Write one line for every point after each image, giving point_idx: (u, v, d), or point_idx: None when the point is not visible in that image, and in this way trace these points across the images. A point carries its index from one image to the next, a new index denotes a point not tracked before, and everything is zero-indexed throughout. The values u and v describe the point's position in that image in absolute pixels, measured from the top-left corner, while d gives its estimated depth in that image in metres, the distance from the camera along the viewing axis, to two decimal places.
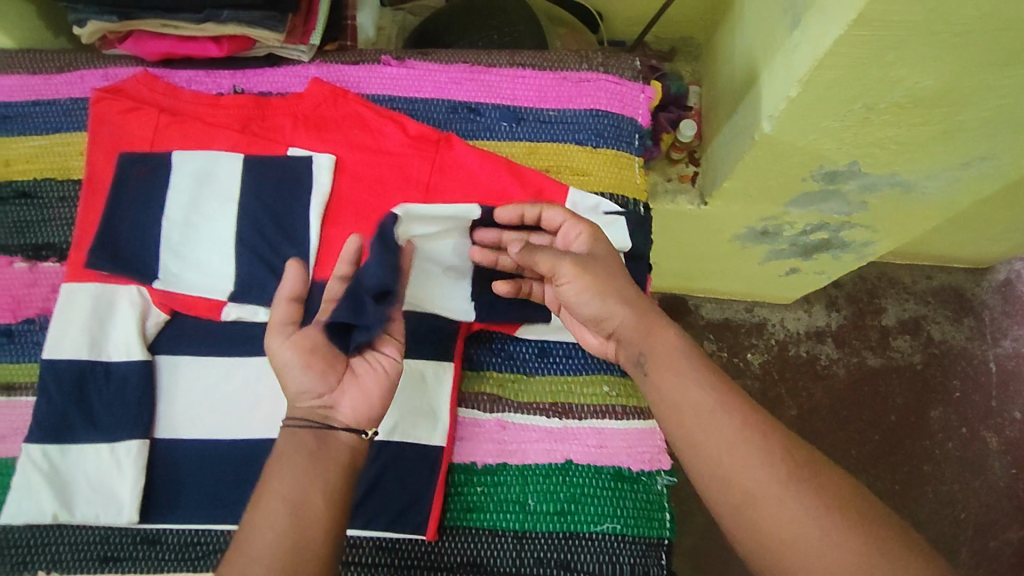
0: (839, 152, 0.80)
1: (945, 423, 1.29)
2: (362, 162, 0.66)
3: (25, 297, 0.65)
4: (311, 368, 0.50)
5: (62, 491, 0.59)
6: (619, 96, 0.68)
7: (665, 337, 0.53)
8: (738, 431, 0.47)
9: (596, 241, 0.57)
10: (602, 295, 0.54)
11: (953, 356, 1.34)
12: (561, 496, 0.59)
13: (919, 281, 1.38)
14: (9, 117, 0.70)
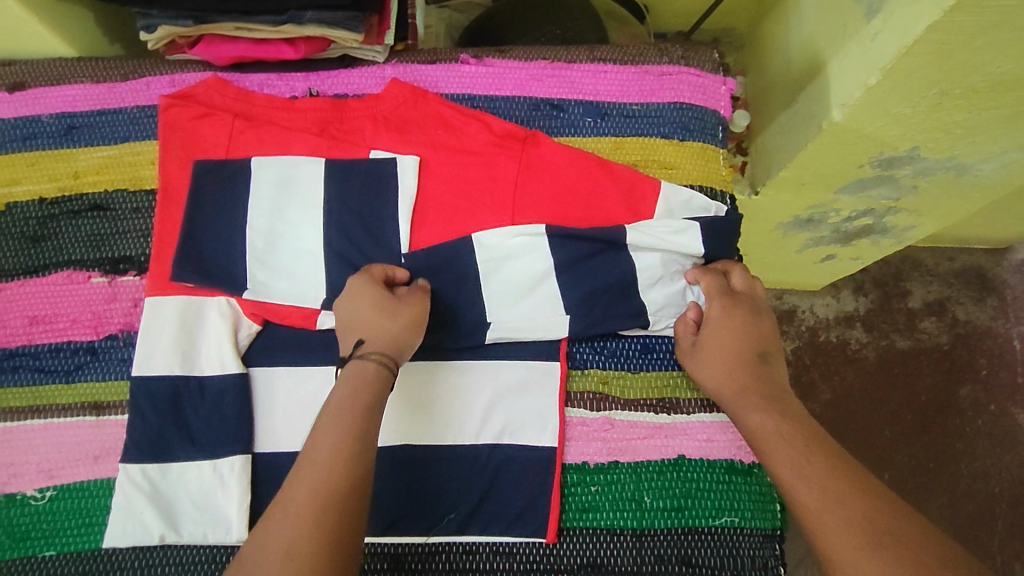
0: (903, 137, 0.81)
1: (976, 401, 1.31)
2: (447, 162, 0.65)
3: (106, 314, 0.63)
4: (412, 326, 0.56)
5: (167, 510, 0.57)
6: (702, 89, 0.69)
7: (756, 418, 0.54)
8: (828, 492, 0.48)
9: (727, 316, 0.58)
10: (710, 377, 0.58)
11: (978, 335, 1.35)
12: (677, 491, 0.58)
13: (941, 263, 1.39)
14: (75, 128, 0.68)
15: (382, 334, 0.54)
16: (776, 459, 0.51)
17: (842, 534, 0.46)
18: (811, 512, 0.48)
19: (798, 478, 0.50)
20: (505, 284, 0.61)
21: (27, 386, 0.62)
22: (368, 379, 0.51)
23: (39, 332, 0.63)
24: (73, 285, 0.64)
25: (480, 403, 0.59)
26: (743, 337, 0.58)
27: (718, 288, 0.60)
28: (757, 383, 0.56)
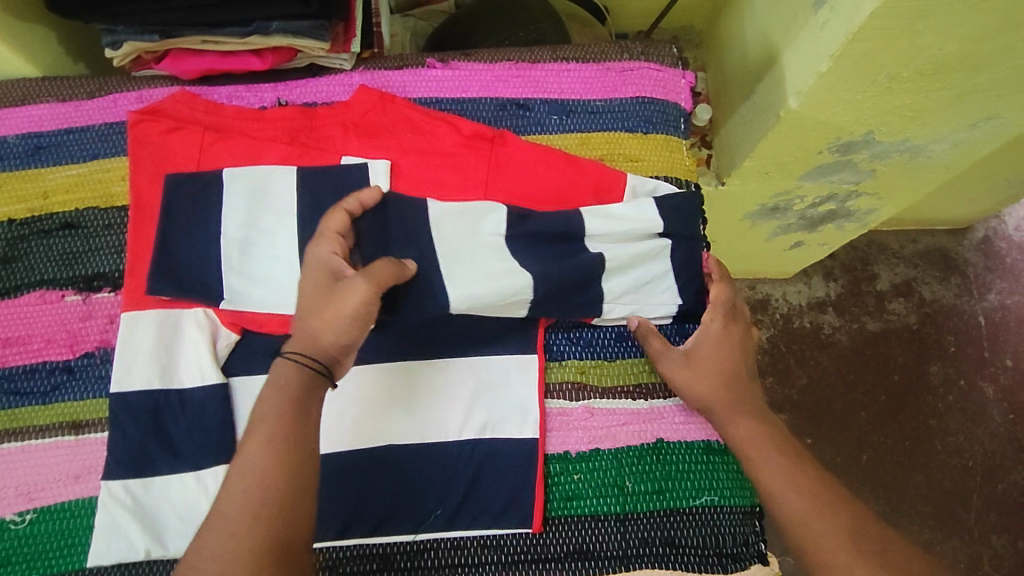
0: (857, 122, 0.84)
1: (945, 377, 1.35)
2: (418, 165, 0.67)
3: (82, 332, 0.63)
4: (346, 325, 0.52)
5: (151, 525, 0.56)
6: (662, 83, 0.72)
7: (744, 428, 0.57)
8: (813, 499, 0.51)
9: (720, 335, 0.61)
10: (696, 385, 0.59)
11: (945, 313, 1.40)
12: (656, 474, 0.60)
13: (906, 245, 1.44)
14: (42, 148, 0.68)
15: (306, 330, 0.52)
16: (764, 466, 0.54)
17: (832, 539, 0.49)
18: (805, 519, 0.50)
19: (790, 487, 0.52)
20: (471, 263, 0.62)
21: (4, 408, 0.61)
22: (284, 383, 0.50)
23: (14, 354, 0.62)
24: (47, 304, 0.63)
25: (462, 399, 0.60)
26: (738, 352, 0.60)
27: (718, 303, 0.62)
28: (743, 396, 0.58)
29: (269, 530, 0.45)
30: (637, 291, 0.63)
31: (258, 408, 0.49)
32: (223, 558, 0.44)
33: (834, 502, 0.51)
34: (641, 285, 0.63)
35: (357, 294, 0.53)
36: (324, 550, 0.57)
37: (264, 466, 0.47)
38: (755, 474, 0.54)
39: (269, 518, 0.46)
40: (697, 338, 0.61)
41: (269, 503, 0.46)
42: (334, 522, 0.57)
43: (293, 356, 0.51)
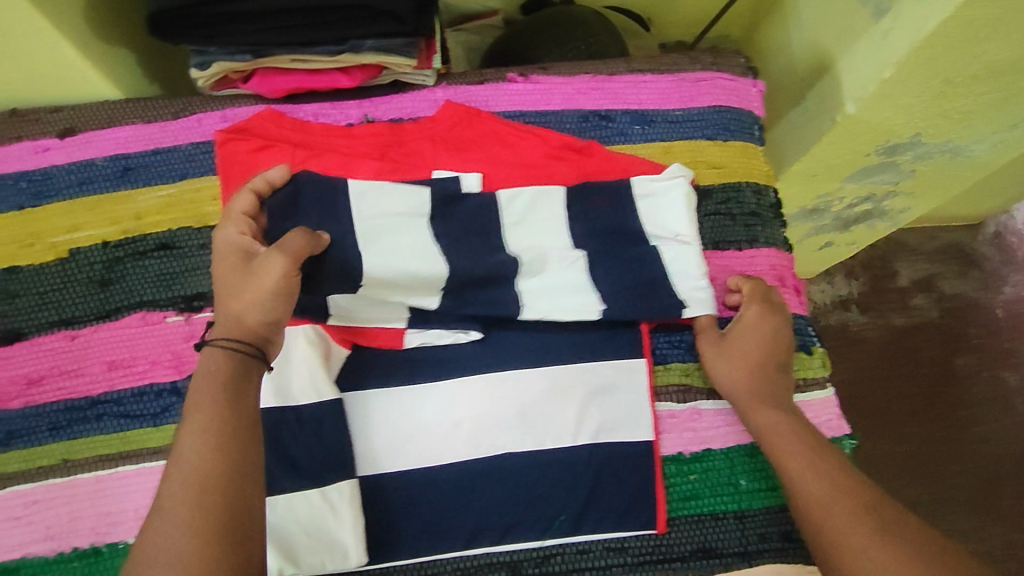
0: (907, 125, 0.87)
1: (970, 369, 1.39)
2: (510, 177, 0.68)
3: (186, 352, 0.63)
4: (271, 304, 0.53)
5: (289, 543, 0.57)
6: (736, 92, 0.73)
7: (767, 416, 0.59)
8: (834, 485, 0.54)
9: (757, 326, 0.63)
10: (725, 373, 0.62)
11: (965, 307, 1.44)
12: (766, 471, 0.63)
13: (925, 242, 1.48)
14: (130, 170, 0.68)
15: (229, 313, 0.53)
16: (784, 452, 0.57)
17: (853, 519, 0.52)
18: (823, 500, 0.53)
19: (808, 468, 0.56)
20: (395, 242, 0.63)
21: (114, 432, 0.61)
22: (217, 374, 0.50)
23: (120, 377, 0.62)
24: (149, 326, 0.64)
25: (572, 405, 0.62)
26: (774, 341, 0.62)
27: (761, 291, 0.64)
28: (771, 386, 0.61)
29: (213, 511, 0.45)
30: (545, 288, 0.64)
31: (192, 397, 0.50)
32: (169, 544, 0.44)
33: (853, 491, 0.54)
34: (556, 288, 0.64)
35: (274, 270, 0.53)
36: (458, 559, 0.60)
37: (201, 454, 0.47)
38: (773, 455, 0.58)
39: (211, 506, 0.45)
40: (737, 324, 0.63)
41: (208, 489, 0.45)
42: (464, 531, 0.59)
43: (225, 345, 0.52)
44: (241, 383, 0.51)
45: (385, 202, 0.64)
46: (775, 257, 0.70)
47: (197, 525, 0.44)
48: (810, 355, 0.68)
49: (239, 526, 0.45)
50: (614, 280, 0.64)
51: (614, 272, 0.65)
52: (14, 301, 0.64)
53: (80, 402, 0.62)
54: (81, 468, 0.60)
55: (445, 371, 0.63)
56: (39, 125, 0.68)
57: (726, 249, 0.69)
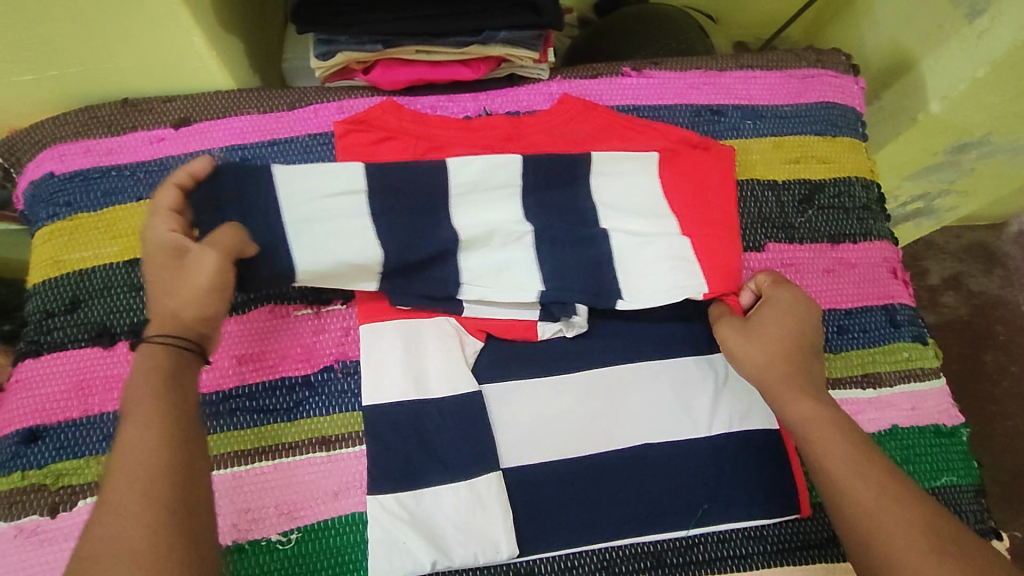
0: (982, 124, 0.85)
1: (1000, 366, 1.20)
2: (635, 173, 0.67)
3: (316, 346, 0.62)
4: (211, 300, 0.51)
5: (433, 537, 0.56)
6: (841, 88, 0.76)
7: (803, 408, 0.54)
8: (880, 494, 0.49)
9: (784, 315, 0.58)
10: (750, 358, 0.57)
11: (993, 305, 1.26)
12: (899, 458, 0.63)
13: (950, 240, 1.30)
14: (248, 160, 0.67)
15: (162, 311, 0.50)
16: (825, 449, 0.52)
17: (904, 534, 0.47)
18: (874, 511, 0.48)
19: (856, 475, 0.50)
20: (323, 234, 0.59)
21: (249, 427, 0.59)
22: (154, 369, 0.47)
23: (251, 371, 0.61)
24: (277, 320, 0.63)
25: (707, 395, 0.62)
26: (804, 324, 0.58)
27: (783, 281, 0.61)
28: (804, 377, 0.56)
29: (160, 503, 0.42)
30: (490, 267, 0.62)
31: (129, 393, 0.46)
32: (118, 540, 0.40)
33: (902, 502, 0.48)
34: (503, 268, 0.62)
35: (210, 266, 0.51)
36: (601, 550, 0.59)
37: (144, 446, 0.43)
38: (815, 450, 0.52)
39: (161, 496, 0.42)
40: (761, 308, 0.59)
41: (157, 478, 0.42)
42: (608, 523, 0.58)
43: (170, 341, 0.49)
44: (180, 378, 0.48)
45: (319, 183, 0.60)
46: (887, 250, 0.71)
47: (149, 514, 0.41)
48: (926, 345, 0.68)
49: (190, 519, 0.42)
50: (565, 260, 0.63)
51: (560, 252, 0.63)
52: (138, 293, 0.62)
53: (211, 397, 0.59)
54: (216, 464, 0.57)
55: (577, 363, 0.63)
56: (154, 115, 0.67)
57: (842, 242, 0.70)
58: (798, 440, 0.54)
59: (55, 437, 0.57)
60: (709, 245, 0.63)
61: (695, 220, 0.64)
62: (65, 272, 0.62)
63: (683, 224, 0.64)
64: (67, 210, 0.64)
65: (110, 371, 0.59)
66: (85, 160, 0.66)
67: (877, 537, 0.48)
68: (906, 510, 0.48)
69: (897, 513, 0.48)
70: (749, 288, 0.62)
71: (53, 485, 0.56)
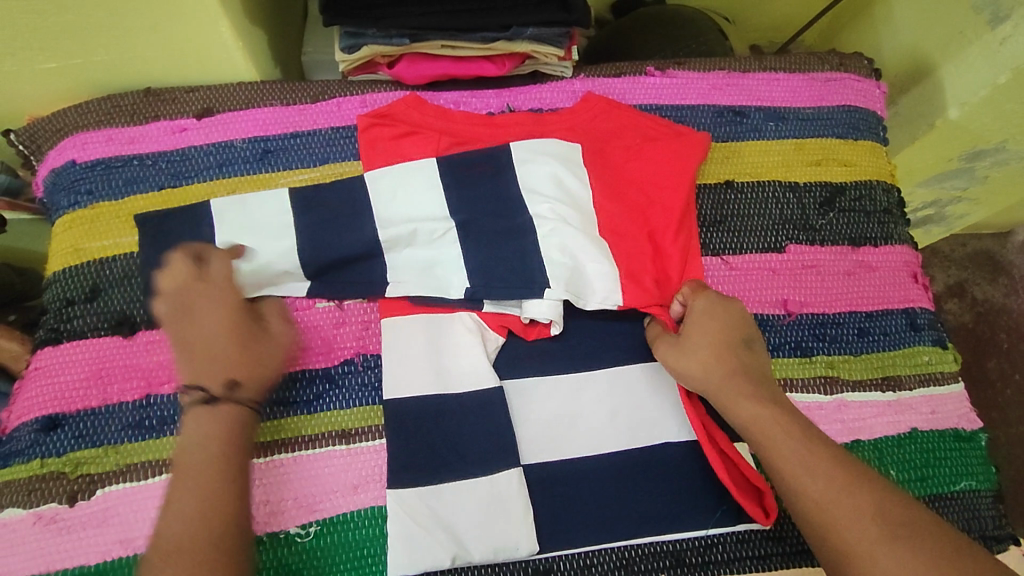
0: (999, 132, 0.85)
1: (1002, 373, 1.20)
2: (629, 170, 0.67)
3: (336, 339, 0.62)
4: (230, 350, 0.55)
5: (452, 532, 0.55)
6: (862, 93, 0.76)
7: (746, 408, 0.54)
8: (828, 486, 0.49)
9: (708, 321, 0.58)
10: (687, 373, 0.57)
11: (996, 313, 1.25)
12: (918, 462, 0.62)
13: (955, 248, 1.29)
14: (270, 152, 0.67)
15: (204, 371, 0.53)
16: (771, 445, 0.52)
17: (856, 523, 0.48)
18: (822, 504, 0.49)
19: (802, 470, 0.50)
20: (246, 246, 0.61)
21: (268, 419, 0.58)
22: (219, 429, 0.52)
23: None
24: (298, 312, 0.62)
25: None
26: (729, 325, 0.58)
27: (703, 286, 0.61)
28: (744, 376, 0.56)
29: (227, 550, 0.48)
30: (417, 263, 0.62)
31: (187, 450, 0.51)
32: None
33: (852, 492, 0.49)
34: (431, 264, 0.62)
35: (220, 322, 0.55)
36: (620, 548, 0.58)
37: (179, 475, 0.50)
38: (766, 452, 0.52)
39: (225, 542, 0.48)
40: (688, 318, 0.59)
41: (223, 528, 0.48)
42: (627, 521, 0.58)
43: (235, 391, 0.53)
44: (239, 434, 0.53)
45: (252, 206, 0.63)
46: (907, 254, 0.71)
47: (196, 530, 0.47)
48: (946, 350, 0.68)
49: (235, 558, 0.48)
50: (491, 252, 0.62)
51: (485, 245, 0.62)
52: None
53: None
54: None
55: (598, 361, 0.62)
56: (176, 105, 0.67)
57: (862, 245, 0.70)
58: (748, 441, 0.54)
59: (73, 425, 0.57)
60: (623, 254, 0.62)
61: (616, 224, 0.63)
62: (86, 260, 0.62)
63: (600, 223, 0.63)
64: (89, 198, 0.64)
65: (129, 361, 0.59)
66: (106, 149, 0.66)
67: (829, 527, 0.48)
68: (856, 501, 0.48)
69: (846, 502, 0.48)
70: (678, 301, 0.61)
71: (71, 473, 0.55)
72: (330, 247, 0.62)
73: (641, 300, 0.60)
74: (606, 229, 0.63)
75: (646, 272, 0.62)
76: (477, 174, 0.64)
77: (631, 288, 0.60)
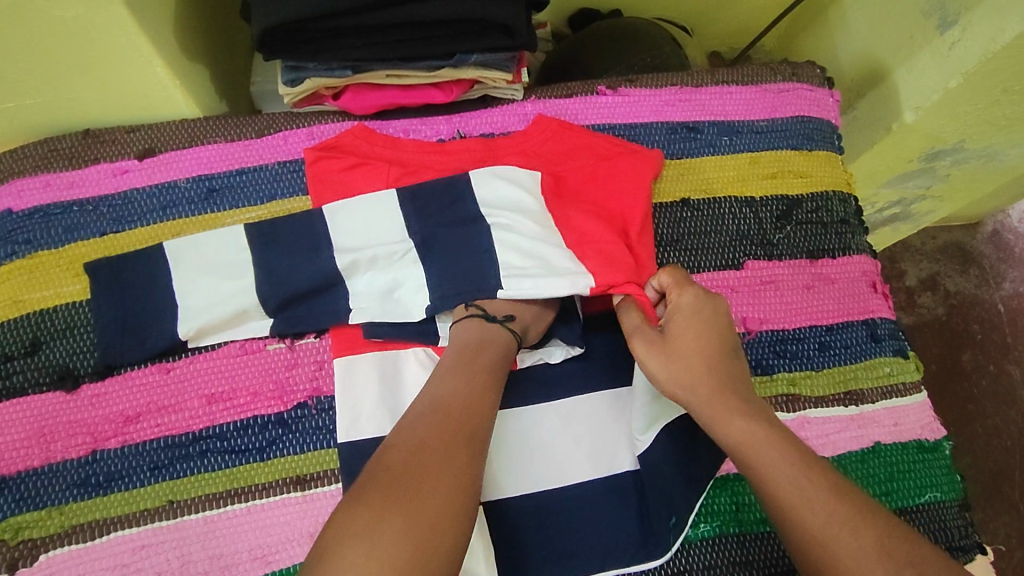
0: (955, 132, 0.85)
1: (977, 364, 1.19)
2: (585, 185, 0.66)
3: (288, 382, 0.60)
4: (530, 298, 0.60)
5: None
6: (816, 102, 0.76)
7: (736, 427, 0.52)
8: (830, 519, 0.47)
9: (693, 323, 0.57)
10: (675, 378, 0.55)
11: (970, 306, 1.24)
12: (881, 476, 0.62)
13: (926, 241, 1.28)
14: (215, 191, 0.65)
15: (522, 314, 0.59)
16: (766, 470, 0.50)
17: (858, 562, 0.46)
18: (820, 539, 0.47)
19: (802, 502, 0.48)
20: (201, 286, 0.60)
21: (220, 469, 0.57)
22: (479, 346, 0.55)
23: (221, 411, 0.58)
24: (248, 355, 0.60)
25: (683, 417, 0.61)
26: (715, 329, 0.57)
27: (685, 279, 0.60)
28: (729, 390, 0.55)
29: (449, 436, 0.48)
30: (380, 293, 0.61)
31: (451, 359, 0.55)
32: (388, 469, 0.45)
33: (853, 528, 0.47)
34: (392, 288, 0.61)
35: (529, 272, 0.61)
36: None
37: (449, 437, 0.48)
38: (759, 476, 0.50)
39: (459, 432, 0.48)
40: (674, 318, 0.58)
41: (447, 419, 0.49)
42: (591, 554, 0.57)
43: (479, 311, 0.58)
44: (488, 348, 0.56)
45: (201, 247, 0.61)
46: (866, 263, 0.71)
47: (454, 475, 0.46)
48: (907, 359, 0.68)
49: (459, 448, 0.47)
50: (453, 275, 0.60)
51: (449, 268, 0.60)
52: None
53: (180, 439, 0.57)
54: (186, 510, 0.55)
55: (557, 391, 0.61)
56: (116, 146, 0.65)
57: (821, 257, 0.70)
58: (738, 460, 0.52)
59: (16, 487, 0.55)
60: (588, 241, 0.61)
61: (580, 225, 0.62)
62: (26, 312, 0.60)
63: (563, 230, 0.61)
64: (27, 248, 0.62)
65: (72, 417, 0.57)
66: (43, 195, 0.64)
67: (828, 563, 0.46)
68: (858, 538, 0.46)
69: (849, 540, 0.46)
70: (652, 285, 0.61)
71: (12, 539, 0.54)
72: (289, 281, 0.60)
73: (615, 279, 0.59)
74: (572, 234, 0.61)
75: (621, 254, 0.61)
76: (438, 205, 0.62)
77: (604, 271, 0.59)
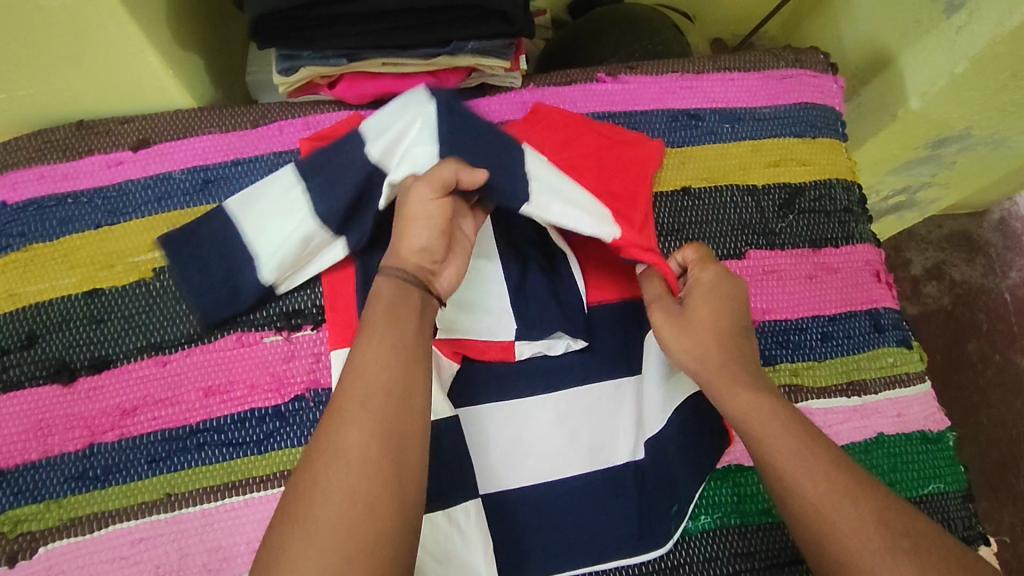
0: (961, 119, 0.84)
1: (981, 354, 1.18)
2: (596, 167, 0.65)
3: (285, 374, 0.59)
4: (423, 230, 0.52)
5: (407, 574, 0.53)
6: (819, 88, 0.75)
7: (743, 397, 0.52)
8: (829, 489, 0.47)
9: (711, 298, 0.57)
10: (690, 348, 0.55)
11: (975, 295, 1.22)
12: (884, 467, 0.62)
13: (931, 229, 1.26)
14: (210, 182, 0.65)
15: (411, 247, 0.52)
16: (768, 440, 0.50)
17: (855, 531, 0.46)
18: (821, 508, 0.47)
19: (803, 471, 0.48)
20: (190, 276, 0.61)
21: (218, 462, 0.57)
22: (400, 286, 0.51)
23: (218, 403, 0.58)
24: (245, 348, 0.60)
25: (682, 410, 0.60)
26: (730, 307, 0.57)
27: (709, 257, 0.60)
28: (737, 364, 0.54)
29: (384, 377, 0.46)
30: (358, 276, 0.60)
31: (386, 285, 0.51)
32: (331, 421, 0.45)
33: (853, 499, 0.47)
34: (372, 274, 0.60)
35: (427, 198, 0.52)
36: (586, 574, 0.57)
37: (370, 406, 0.45)
38: (760, 444, 0.50)
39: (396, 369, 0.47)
40: (692, 292, 0.58)
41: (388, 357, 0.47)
42: (591, 546, 0.57)
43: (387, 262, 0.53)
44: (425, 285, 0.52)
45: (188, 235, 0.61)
46: (870, 252, 0.70)
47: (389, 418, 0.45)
48: (912, 349, 0.67)
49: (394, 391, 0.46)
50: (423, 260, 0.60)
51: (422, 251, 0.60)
52: (98, 326, 0.59)
53: (177, 431, 0.57)
54: (185, 502, 0.55)
55: (557, 382, 0.61)
56: (111, 138, 0.65)
57: (824, 247, 0.69)
58: (740, 431, 0.52)
59: (15, 480, 0.55)
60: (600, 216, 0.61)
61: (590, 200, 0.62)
62: (22, 305, 0.60)
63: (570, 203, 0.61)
64: (22, 240, 0.61)
65: (69, 410, 0.57)
66: (38, 187, 0.63)
67: (827, 535, 0.46)
68: (856, 508, 0.46)
69: (849, 510, 0.46)
70: (676, 260, 0.61)
71: (11, 532, 0.54)
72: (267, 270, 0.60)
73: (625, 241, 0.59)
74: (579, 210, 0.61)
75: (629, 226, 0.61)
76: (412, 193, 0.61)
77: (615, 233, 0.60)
